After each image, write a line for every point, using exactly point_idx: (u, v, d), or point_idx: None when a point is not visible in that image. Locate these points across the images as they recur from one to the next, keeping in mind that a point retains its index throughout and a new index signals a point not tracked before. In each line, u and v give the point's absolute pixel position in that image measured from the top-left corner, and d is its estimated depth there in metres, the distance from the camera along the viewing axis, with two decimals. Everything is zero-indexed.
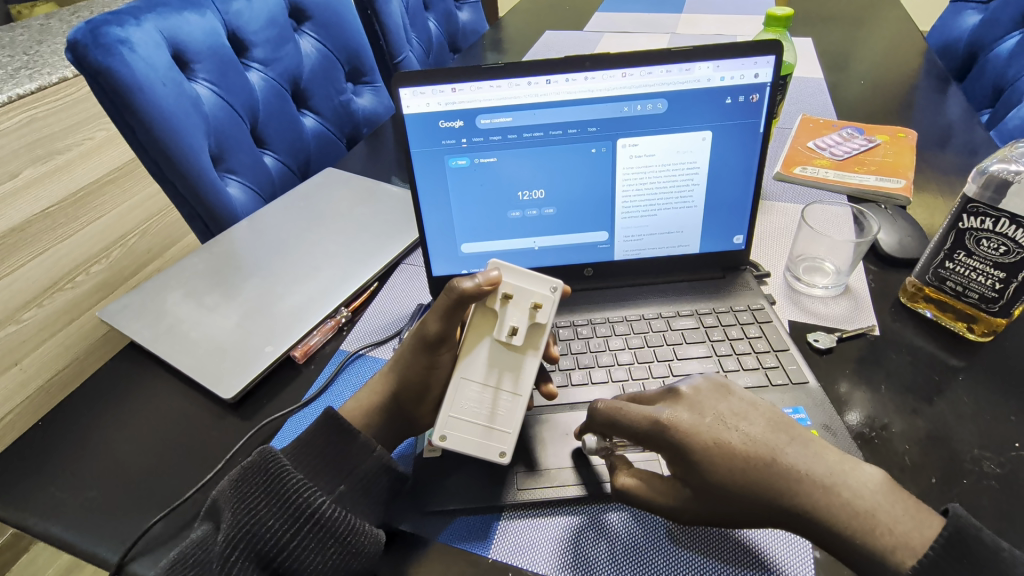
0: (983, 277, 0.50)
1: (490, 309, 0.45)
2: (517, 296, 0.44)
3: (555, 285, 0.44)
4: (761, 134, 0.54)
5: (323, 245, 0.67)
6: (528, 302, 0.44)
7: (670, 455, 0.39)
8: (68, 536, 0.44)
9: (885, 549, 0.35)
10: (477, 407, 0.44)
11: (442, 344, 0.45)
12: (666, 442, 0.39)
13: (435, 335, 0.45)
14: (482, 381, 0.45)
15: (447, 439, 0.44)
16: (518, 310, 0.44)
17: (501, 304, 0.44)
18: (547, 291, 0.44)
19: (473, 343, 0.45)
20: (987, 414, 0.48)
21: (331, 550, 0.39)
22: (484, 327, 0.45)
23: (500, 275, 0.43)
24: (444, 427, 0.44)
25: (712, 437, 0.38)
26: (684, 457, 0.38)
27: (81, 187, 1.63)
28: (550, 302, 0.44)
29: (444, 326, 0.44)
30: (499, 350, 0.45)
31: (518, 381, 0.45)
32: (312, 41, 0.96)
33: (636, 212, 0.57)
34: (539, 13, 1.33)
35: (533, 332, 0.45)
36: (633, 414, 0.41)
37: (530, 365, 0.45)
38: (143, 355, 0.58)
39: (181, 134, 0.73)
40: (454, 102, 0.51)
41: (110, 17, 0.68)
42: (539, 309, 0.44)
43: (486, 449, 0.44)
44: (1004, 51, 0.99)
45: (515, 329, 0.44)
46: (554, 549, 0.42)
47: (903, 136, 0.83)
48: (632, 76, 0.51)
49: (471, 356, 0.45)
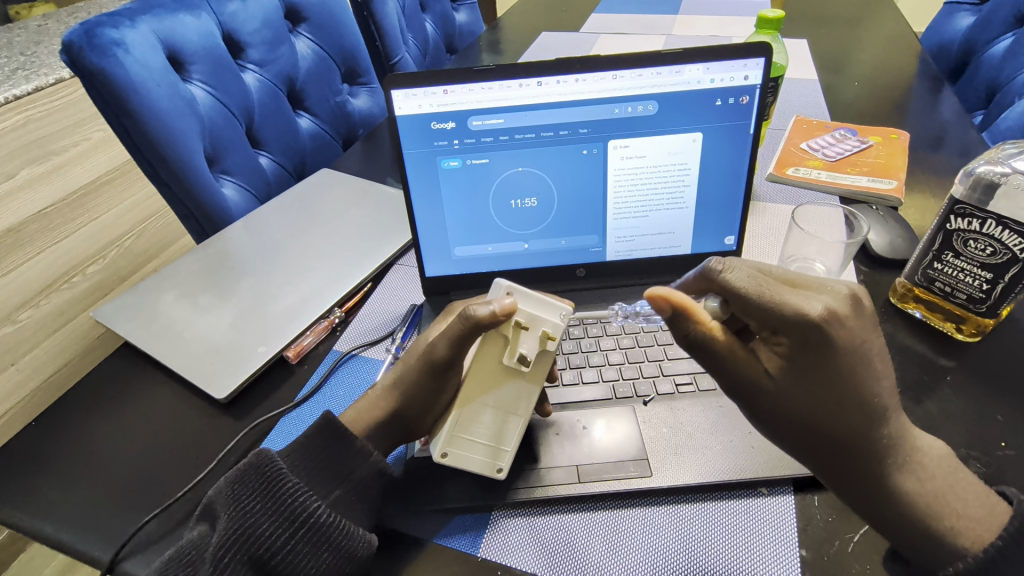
0: (971, 277, 0.51)
1: (501, 335, 0.43)
2: (531, 324, 0.43)
3: (565, 312, 0.43)
4: (751, 137, 0.55)
5: (319, 247, 0.68)
6: (538, 328, 0.43)
7: (817, 367, 0.37)
8: (60, 535, 0.44)
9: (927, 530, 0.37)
10: (480, 426, 0.44)
11: (450, 370, 0.45)
12: (819, 356, 0.37)
13: (443, 361, 0.44)
14: (484, 403, 0.44)
15: (447, 457, 0.44)
16: (531, 338, 0.43)
17: (514, 331, 0.43)
18: (558, 319, 0.43)
19: (479, 368, 0.44)
20: (975, 413, 0.49)
21: (324, 554, 0.39)
22: (491, 353, 0.44)
23: (515, 303, 0.42)
24: (447, 444, 0.44)
25: (852, 365, 0.37)
26: (834, 374, 0.37)
27: (78, 187, 1.64)
28: (562, 331, 0.43)
29: (453, 352, 0.43)
30: (506, 375, 0.44)
31: (527, 406, 0.44)
32: (308, 43, 0.96)
33: (628, 213, 0.58)
34: (536, 15, 1.34)
35: (542, 359, 0.44)
36: (810, 302, 0.37)
37: (537, 388, 0.44)
38: (137, 354, 0.58)
39: (176, 134, 0.73)
40: (445, 104, 0.52)
41: (105, 18, 0.68)
42: (550, 339, 0.43)
43: (484, 465, 0.44)
44: (997, 52, 1.00)
45: (526, 357, 0.43)
46: (542, 550, 0.42)
47: (896, 136, 0.83)
48: (623, 79, 0.51)
49: (478, 377, 0.44)
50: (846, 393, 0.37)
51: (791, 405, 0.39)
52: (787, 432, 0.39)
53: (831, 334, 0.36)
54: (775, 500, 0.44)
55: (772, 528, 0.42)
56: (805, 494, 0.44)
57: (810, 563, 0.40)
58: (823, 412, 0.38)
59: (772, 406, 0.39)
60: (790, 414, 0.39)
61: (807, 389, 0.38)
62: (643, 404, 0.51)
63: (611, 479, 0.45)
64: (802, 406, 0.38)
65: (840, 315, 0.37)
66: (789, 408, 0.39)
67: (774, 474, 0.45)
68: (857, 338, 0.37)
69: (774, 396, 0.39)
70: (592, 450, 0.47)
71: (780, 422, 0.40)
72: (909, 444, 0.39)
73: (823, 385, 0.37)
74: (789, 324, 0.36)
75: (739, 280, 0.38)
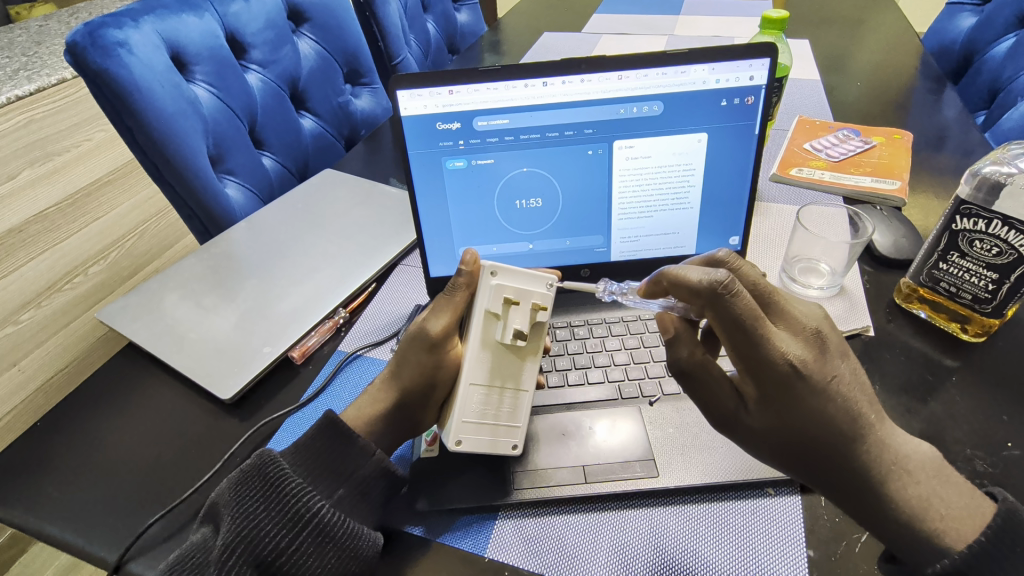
0: (977, 278, 0.51)
1: (492, 312, 0.43)
2: (520, 299, 0.43)
3: (550, 281, 0.43)
4: (756, 136, 0.55)
5: (323, 247, 0.68)
6: (528, 302, 0.43)
7: (793, 403, 0.38)
8: (65, 537, 0.44)
9: (934, 532, 0.36)
10: (488, 413, 0.44)
11: (444, 347, 0.45)
12: (791, 393, 0.38)
13: (440, 335, 0.44)
14: (487, 385, 0.44)
15: (462, 444, 0.44)
16: (521, 313, 0.43)
17: (505, 308, 0.43)
18: (544, 289, 0.43)
19: (471, 346, 0.44)
20: (980, 414, 0.49)
21: (328, 554, 0.39)
22: (485, 331, 0.44)
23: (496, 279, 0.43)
24: (459, 432, 0.44)
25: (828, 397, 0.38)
26: (809, 408, 0.38)
27: (80, 187, 1.65)
28: (549, 300, 0.43)
29: (450, 325, 0.45)
30: (500, 352, 0.44)
31: (527, 377, 0.45)
32: (311, 43, 0.96)
33: (632, 214, 0.58)
34: (538, 15, 1.34)
35: (535, 331, 0.44)
36: (779, 340, 0.38)
37: (533, 362, 0.45)
38: (142, 355, 0.58)
39: (180, 135, 0.73)
40: (450, 104, 0.52)
41: (109, 19, 0.68)
42: (540, 310, 0.43)
43: (499, 445, 0.44)
44: (999, 53, 1.00)
45: (521, 332, 0.43)
46: (547, 550, 0.42)
47: (899, 137, 0.83)
48: (628, 79, 0.51)
49: (473, 358, 0.44)
50: (812, 419, 0.38)
51: (766, 435, 0.39)
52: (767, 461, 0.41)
53: (797, 376, 0.37)
54: (780, 500, 0.44)
55: (778, 528, 0.42)
56: (810, 494, 0.44)
57: (818, 563, 0.40)
58: (797, 443, 0.39)
59: (747, 437, 0.40)
60: (767, 444, 0.40)
61: (783, 423, 0.39)
62: (648, 404, 0.51)
63: (616, 479, 0.45)
64: (778, 438, 0.39)
65: (806, 359, 0.38)
66: (762, 439, 0.40)
67: (780, 474, 0.45)
68: (825, 377, 0.38)
69: (749, 428, 0.40)
70: (597, 450, 0.47)
71: (760, 454, 0.40)
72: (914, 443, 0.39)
73: (796, 419, 0.38)
74: (762, 362, 0.37)
75: (741, 310, 0.36)
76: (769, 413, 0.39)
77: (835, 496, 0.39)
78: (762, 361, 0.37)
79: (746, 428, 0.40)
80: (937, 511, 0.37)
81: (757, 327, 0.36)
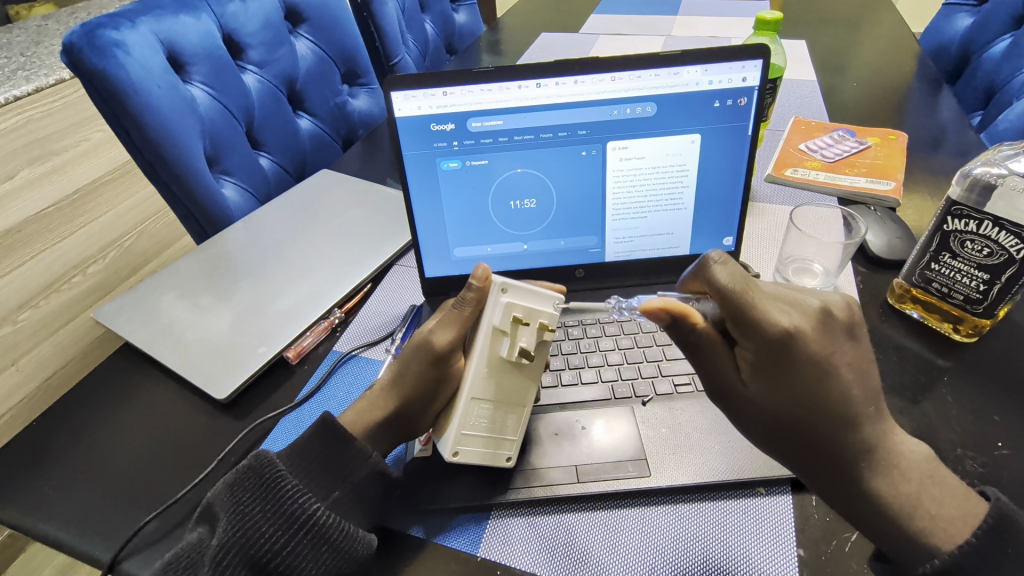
0: (968, 278, 0.51)
1: (501, 330, 0.44)
2: (528, 318, 0.43)
3: (558, 301, 0.43)
4: (750, 137, 0.55)
5: (319, 247, 0.68)
6: (536, 322, 0.43)
7: (787, 370, 0.38)
8: (60, 536, 0.44)
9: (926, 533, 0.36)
10: (486, 417, 0.45)
11: (449, 359, 0.45)
12: (785, 360, 0.38)
13: (447, 348, 0.45)
14: (492, 401, 0.44)
15: (459, 455, 0.44)
16: (529, 333, 0.43)
17: (512, 326, 0.43)
18: (552, 308, 0.43)
19: (476, 360, 0.44)
20: (972, 414, 0.49)
21: (324, 556, 0.40)
22: (492, 346, 0.44)
23: (507, 298, 0.43)
24: (457, 442, 0.44)
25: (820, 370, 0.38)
26: (802, 375, 0.38)
27: (78, 187, 1.65)
28: (557, 320, 0.43)
29: (456, 340, 0.45)
30: (503, 368, 0.44)
31: (529, 395, 0.45)
32: (308, 43, 0.96)
33: (627, 215, 0.58)
34: (536, 15, 1.34)
35: (540, 350, 0.44)
36: (773, 312, 0.38)
37: (533, 382, 0.45)
38: (137, 354, 0.58)
39: (176, 135, 0.73)
40: (445, 105, 0.52)
41: (106, 20, 0.68)
42: (547, 330, 0.43)
43: (496, 455, 0.45)
44: (995, 54, 1.00)
45: (528, 351, 0.43)
46: (540, 549, 0.43)
47: (894, 137, 0.83)
48: (621, 80, 0.52)
49: (477, 373, 0.44)
50: (803, 392, 0.38)
51: (759, 409, 0.40)
52: (760, 435, 0.41)
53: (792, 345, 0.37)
54: (773, 500, 0.44)
55: (769, 528, 0.43)
56: (802, 494, 0.45)
57: (808, 562, 0.41)
58: (792, 416, 0.38)
59: (751, 408, 0.40)
60: (759, 416, 0.40)
61: (779, 390, 0.38)
62: (642, 404, 0.51)
63: (609, 478, 0.45)
64: (773, 410, 0.39)
65: (803, 329, 0.38)
66: (759, 410, 0.40)
67: (772, 474, 0.45)
68: (821, 349, 0.38)
69: (747, 400, 0.40)
70: (590, 450, 0.47)
71: (751, 426, 0.41)
72: (899, 443, 0.39)
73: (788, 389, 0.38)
74: (757, 332, 0.38)
75: (724, 282, 0.38)
76: (764, 383, 0.39)
77: (823, 495, 0.40)
78: (755, 330, 0.38)
79: (744, 400, 0.40)
80: (926, 511, 0.37)
81: (746, 297, 0.38)
